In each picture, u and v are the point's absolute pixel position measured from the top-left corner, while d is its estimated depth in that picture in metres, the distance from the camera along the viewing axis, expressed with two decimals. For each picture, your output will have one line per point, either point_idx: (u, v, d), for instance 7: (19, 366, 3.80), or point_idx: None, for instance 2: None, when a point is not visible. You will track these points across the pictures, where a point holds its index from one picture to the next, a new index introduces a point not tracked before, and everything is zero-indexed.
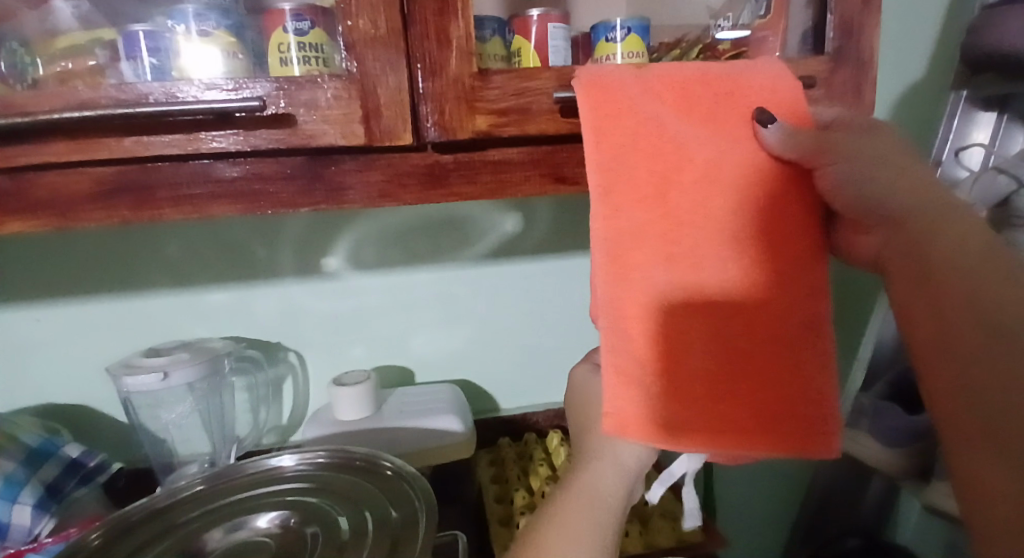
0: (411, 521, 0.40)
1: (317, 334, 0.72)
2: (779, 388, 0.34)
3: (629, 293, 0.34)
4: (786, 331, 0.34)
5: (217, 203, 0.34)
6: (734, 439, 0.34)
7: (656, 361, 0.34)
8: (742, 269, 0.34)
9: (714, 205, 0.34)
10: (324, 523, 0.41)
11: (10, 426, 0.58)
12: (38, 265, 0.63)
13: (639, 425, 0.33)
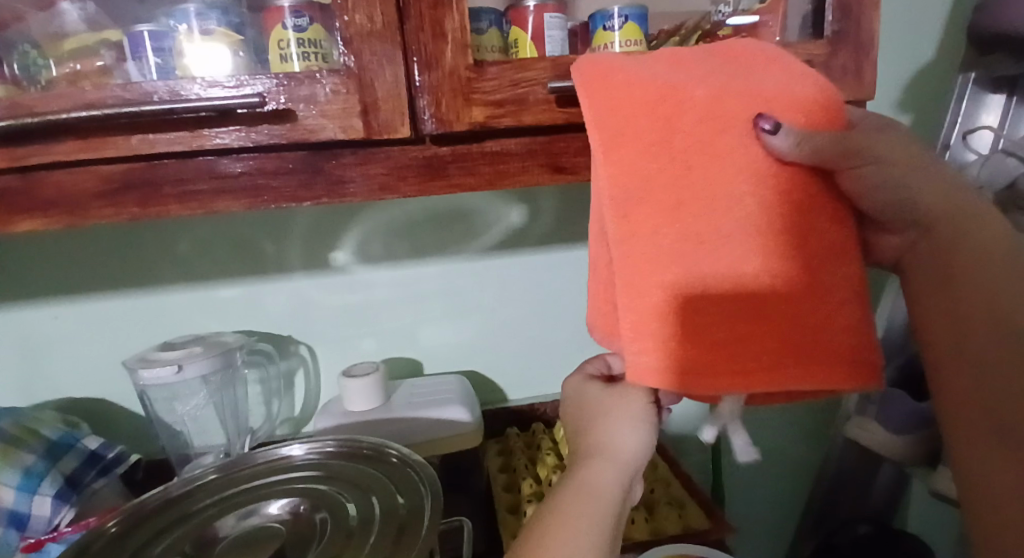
0: (417, 507, 0.40)
1: (326, 327, 0.73)
2: (806, 321, 0.32)
3: (642, 246, 0.32)
4: (811, 264, 0.33)
5: (222, 198, 0.35)
6: (760, 377, 0.32)
7: (674, 310, 0.32)
8: (762, 202, 0.32)
9: (722, 142, 0.32)
10: (334, 508, 0.42)
11: (31, 419, 0.59)
12: (56, 262, 0.65)
13: (658, 373, 0.32)
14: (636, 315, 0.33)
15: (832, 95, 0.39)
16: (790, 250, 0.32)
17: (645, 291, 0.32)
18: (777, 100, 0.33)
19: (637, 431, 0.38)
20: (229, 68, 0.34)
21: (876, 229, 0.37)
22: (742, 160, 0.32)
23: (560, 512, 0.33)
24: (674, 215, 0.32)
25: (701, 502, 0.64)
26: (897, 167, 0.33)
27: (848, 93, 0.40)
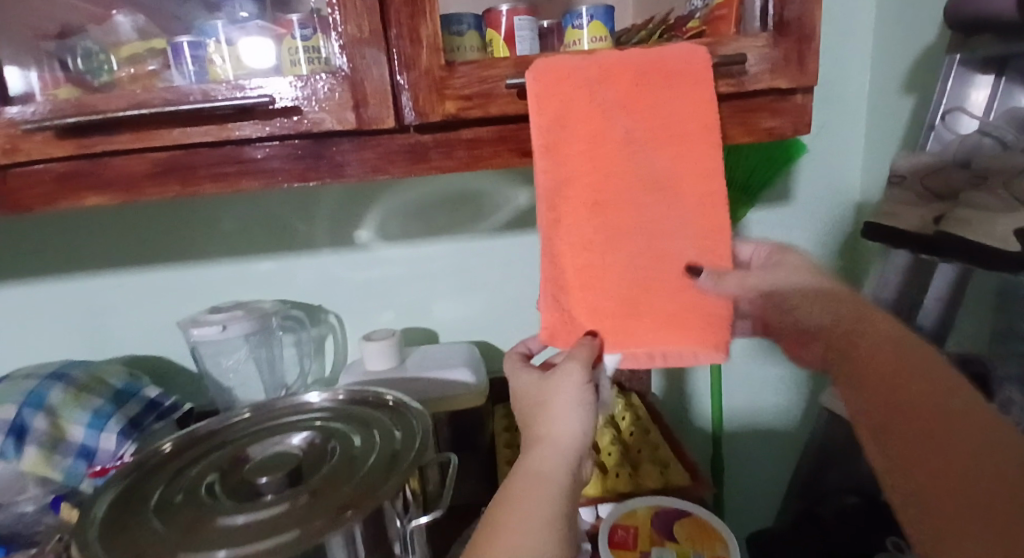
0: (410, 441, 0.48)
1: (351, 298, 0.82)
2: (676, 302, 0.42)
3: (563, 238, 0.42)
4: (682, 261, 0.42)
5: (246, 178, 0.42)
6: (637, 341, 0.42)
7: (578, 285, 0.42)
8: (663, 217, 0.42)
9: (636, 164, 0.41)
10: (342, 440, 0.50)
11: (99, 369, 0.70)
12: (122, 237, 0.76)
13: (565, 329, 0.43)
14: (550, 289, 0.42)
15: (774, 84, 0.43)
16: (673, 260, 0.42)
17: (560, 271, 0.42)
18: (696, 135, 0.41)
19: (577, 414, 0.41)
20: (273, 56, 0.43)
21: (798, 342, 0.48)
22: (649, 182, 0.41)
23: (512, 502, 0.38)
24: (590, 219, 0.42)
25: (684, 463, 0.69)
26: (793, 291, 0.46)
27: (790, 82, 0.44)
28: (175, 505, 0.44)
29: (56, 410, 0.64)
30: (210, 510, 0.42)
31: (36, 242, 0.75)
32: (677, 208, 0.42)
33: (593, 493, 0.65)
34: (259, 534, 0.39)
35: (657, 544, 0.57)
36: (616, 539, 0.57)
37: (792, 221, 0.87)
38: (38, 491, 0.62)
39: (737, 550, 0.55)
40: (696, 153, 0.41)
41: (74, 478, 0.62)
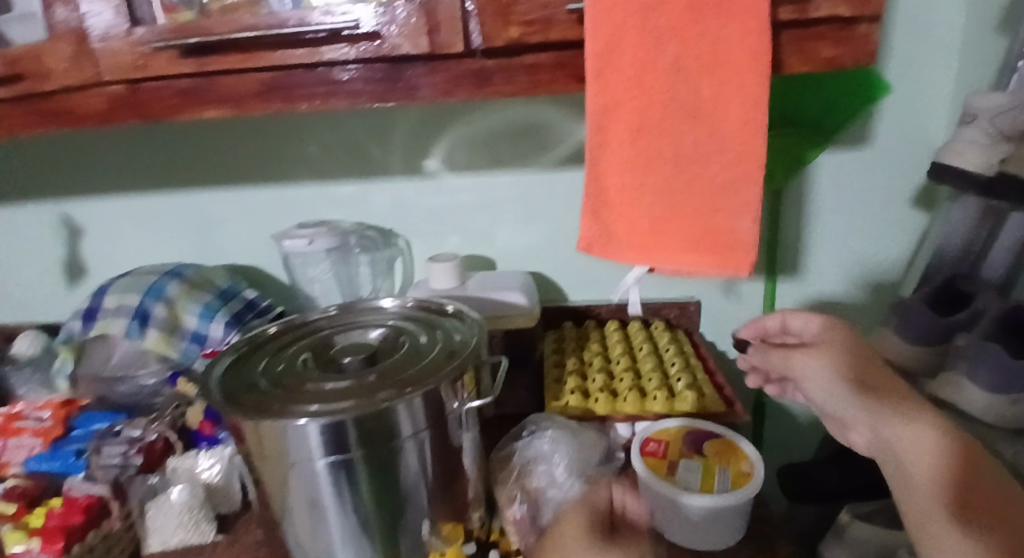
0: (468, 340, 0.55)
1: (419, 224, 0.89)
2: (703, 223, 0.51)
3: (610, 161, 0.51)
4: (714, 187, 0.50)
5: (334, 98, 0.48)
6: (664, 252, 0.53)
7: (616, 202, 0.53)
8: (700, 144, 0.49)
9: (680, 93, 0.47)
10: (410, 334, 0.58)
11: (206, 272, 0.81)
12: (225, 156, 0.87)
13: (601, 240, 0.54)
14: (595, 203, 0.52)
15: (835, 12, 0.44)
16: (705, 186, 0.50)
17: (604, 189, 0.52)
18: (743, 63, 0.45)
19: None
20: None
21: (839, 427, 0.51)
22: (691, 111, 0.48)
23: None
24: (634, 143, 0.50)
25: (721, 393, 0.72)
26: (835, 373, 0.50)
27: (853, 10, 0.44)
28: (272, 370, 0.52)
29: (173, 300, 0.75)
30: (305, 376, 0.51)
31: (165, 158, 0.89)
32: (715, 137, 0.48)
33: (632, 411, 0.69)
34: (342, 395, 0.47)
35: (686, 455, 0.60)
36: (648, 449, 0.62)
37: (869, 166, 0.81)
38: (158, 367, 0.73)
39: (760, 462, 0.58)
40: (740, 82, 0.45)
41: (189, 358, 0.73)
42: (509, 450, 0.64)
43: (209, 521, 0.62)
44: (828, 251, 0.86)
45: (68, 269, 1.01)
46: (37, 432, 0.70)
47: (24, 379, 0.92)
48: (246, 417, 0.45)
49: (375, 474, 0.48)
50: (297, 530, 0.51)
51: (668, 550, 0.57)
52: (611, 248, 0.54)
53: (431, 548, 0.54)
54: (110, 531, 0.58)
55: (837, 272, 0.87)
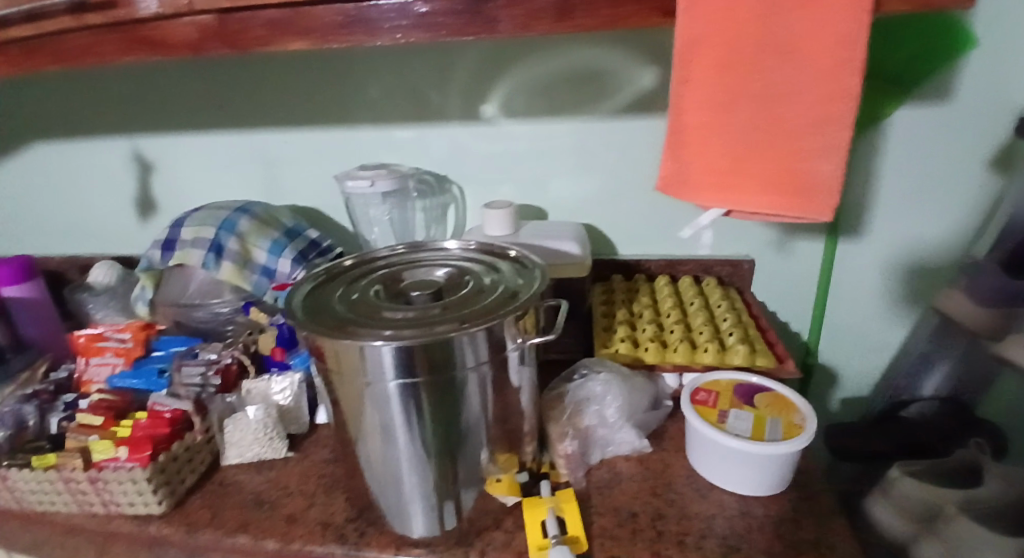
0: (530, 284, 0.55)
1: (475, 172, 0.91)
2: (783, 166, 0.51)
3: (691, 100, 0.52)
4: (799, 127, 0.49)
5: (415, 31, 0.49)
6: (741, 195, 0.53)
7: (697, 142, 0.53)
8: (787, 81, 0.48)
9: (772, 29, 0.47)
10: (473, 274, 0.58)
11: (272, 211, 0.84)
12: (291, 96, 0.91)
13: (680, 178, 0.55)
14: (674, 142, 0.54)
15: None
16: (788, 125, 0.49)
17: (683, 128, 0.53)
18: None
19: None
20: None
21: None
22: (780, 48, 0.47)
23: None
24: (719, 81, 0.50)
25: (774, 351, 0.72)
26: None
27: None
28: (341, 297, 0.55)
29: (244, 235, 0.78)
30: (377, 303, 0.54)
31: (236, 95, 0.93)
32: (803, 75, 0.47)
33: (681, 361, 0.70)
34: (409, 326, 0.49)
35: (736, 405, 0.61)
36: (698, 398, 0.62)
37: (949, 123, 0.77)
38: (232, 298, 0.78)
39: (813, 415, 0.58)
40: (839, 17, 0.44)
41: (259, 290, 0.77)
42: (561, 390, 0.66)
43: (282, 439, 0.67)
44: (895, 214, 0.83)
45: (139, 203, 1.07)
46: (118, 352, 0.76)
47: (100, 304, 0.99)
48: (322, 334, 0.48)
49: (438, 400, 0.51)
50: (367, 448, 0.54)
51: (713, 492, 0.59)
52: (685, 190, 0.55)
53: (487, 475, 0.56)
54: (194, 442, 0.63)
55: (904, 235, 0.84)
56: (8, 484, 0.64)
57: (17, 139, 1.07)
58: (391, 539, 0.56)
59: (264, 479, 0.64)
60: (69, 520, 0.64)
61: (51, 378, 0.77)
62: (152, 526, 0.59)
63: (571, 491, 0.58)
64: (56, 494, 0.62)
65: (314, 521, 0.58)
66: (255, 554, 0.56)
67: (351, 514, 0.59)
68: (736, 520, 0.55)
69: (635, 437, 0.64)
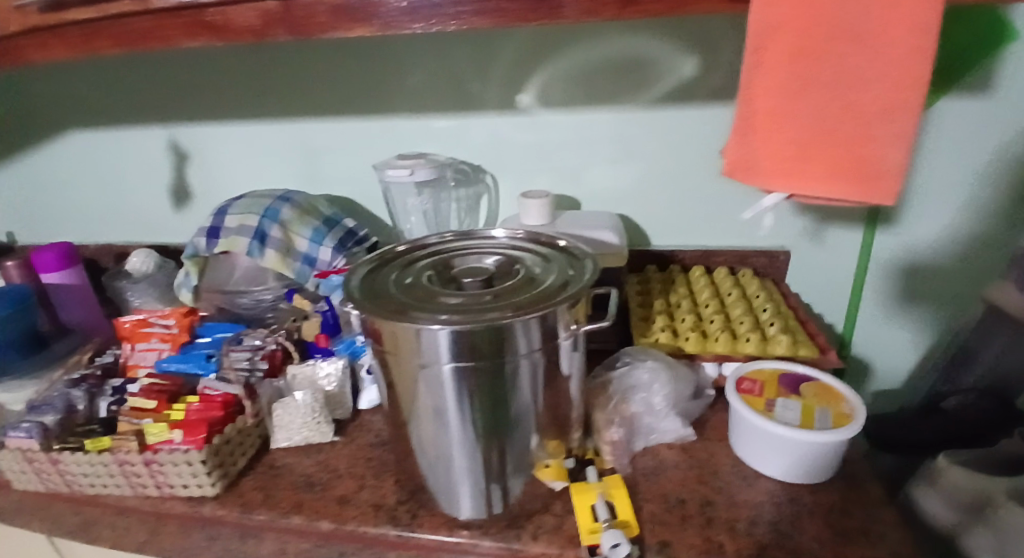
0: (582, 274, 0.54)
1: (510, 161, 0.91)
2: (853, 152, 0.48)
3: (761, 81, 0.49)
4: (871, 112, 0.47)
5: (478, 17, 0.49)
6: (806, 181, 0.50)
7: (765, 126, 0.50)
8: (862, 65, 0.46)
9: (850, 9, 0.45)
10: (524, 264, 0.58)
11: (310, 200, 0.85)
12: (329, 85, 0.92)
13: (743, 165, 0.52)
14: (741, 123, 0.51)
15: None
16: (858, 111, 0.47)
17: (751, 109, 0.50)
18: None
19: None
20: None
21: None
22: (857, 29, 0.45)
23: None
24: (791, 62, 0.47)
25: (815, 341, 0.72)
26: None
27: None
28: (395, 282, 0.55)
29: (287, 223, 0.79)
30: (432, 290, 0.54)
31: (272, 84, 0.94)
32: (880, 58, 0.45)
33: (723, 351, 0.70)
34: (463, 314, 0.50)
35: (783, 394, 0.61)
36: (743, 387, 0.63)
37: (1000, 114, 0.76)
38: (275, 284, 0.80)
39: (861, 405, 0.58)
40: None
41: (303, 277, 0.78)
42: (604, 377, 0.67)
43: (328, 423, 0.68)
44: (939, 206, 0.82)
45: (174, 192, 1.08)
46: (164, 338, 0.77)
47: (139, 291, 0.99)
48: (381, 319, 0.49)
49: (492, 384, 0.51)
50: (419, 431, 0.55)
51: (759, 480, 0.59)
52: (749, 174, 0.52)
53: (536, 461, 0.57)
54: (245, 425, 0.64)
55: (950, 229, 0.83)
56: (62, 467, 0.64)
57: (54, 126, 1.08)
58: (442, 520, 0.57)
59: (313, 462, 0.65)
60: (122, 501, 0.64)
61: (97, 362, 0.78)
62: (207, 507, 0.60)
63: (617, 476, 0.59)
64: (109, 476, 0.62)
65: (366, 502, 0.59)
66: (310, 533, 0.58)
67: (401, 496, 0.60)
68: (784, 507, 0.56)
69: (679, 425, 0.64)
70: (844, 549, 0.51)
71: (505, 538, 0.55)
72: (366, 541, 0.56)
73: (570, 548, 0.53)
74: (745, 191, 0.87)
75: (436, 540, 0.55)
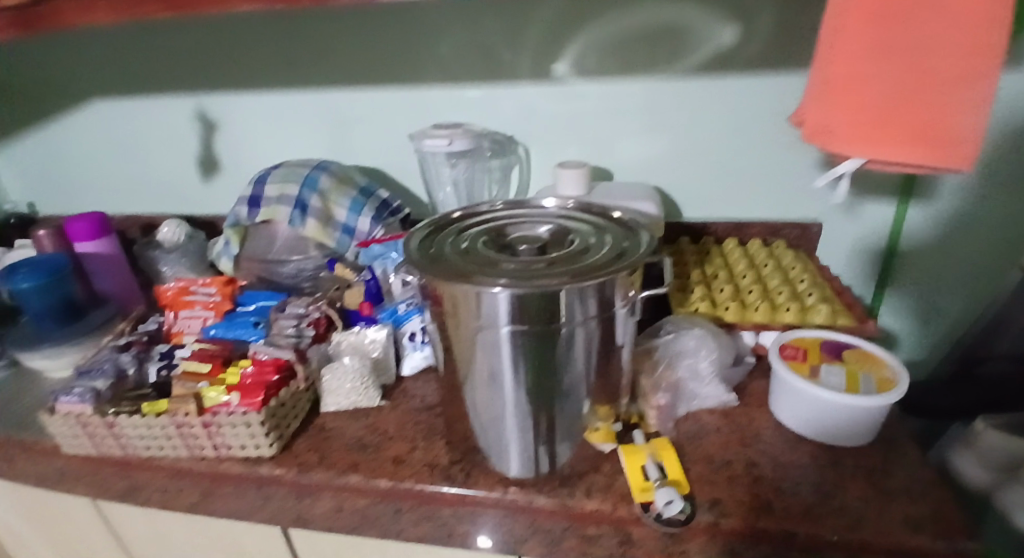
0: (638, 245, 0.54)
1: (543, 132, 0.91)
2: (937, 112, 0.43)
3: (842, 42, 0.45)
4: (957, 67, 0.42)
5: None
6: (887, 148, 0.44)
7: (840, 90, 0.45)
8: (948, 13, 0.41)
9: None
10: (579, 234, 0.58)
11: (346, 170, 0.85)
12: (361, 54, 0.91)
13: (821, 133, 0.47)
14: (821, 91, 0.47)
15: None
16: (950, 72, 0.42)
17: (830, 74, 0.46)
18: None
19: None
20: None
21: None
22: None
23: None
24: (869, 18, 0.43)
25: (853, 312, 0.73)
26: None
27: None
28: (454, 247, 0.56)
29: (325, 193, 0.80)
30: (490, 255, 0.55)
31: (302, 52, 0.93)
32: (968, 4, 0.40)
33: (762, 320, 0.71)
34: (523, 278, 0.50)
35: (826, 361, 0.62)
36: (785, 354, 0.64)
37: None
38: (317, 255, 0.80)
39: (904, 371, 0.60)
40: None
41: (342, 246, 0.80)
42: (650, 343, 0.68)
43: (376, 388, 0.69)
44: (984, 182, 0.80)
45: (202, 163, 1.08)
46: (208, 305, 0.78)
47: (171, 262, 1.00)
48: (442, 278, 0.50)
49: (550, 348, 0.52)
50: (475, 394, 0.57)
51: (801, 444, 0.61)
52: (827, 143, 0.47)
53: (587, 424, 0.59)
54: (297, 390, 0.66)
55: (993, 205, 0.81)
56: (117, 430, 0.64)
57: (79, 95, 1.07)
58: (496, 479, 0.59)
59: (362, 425, 0.67)
60: (177, 463, 0.65)
61: (141, 329, 0.78)
62: (264, 468, 0.62)
63: (664, 440, 0.61)
64: (166, 439, 0.63)
65: (420, 462, 0.61)
66: (369, 491, 0.60)
67: (454, 456, 0.62)
68: (828, 470, 0.57)
69: (722, 391, 0.66)
70: (888, 506, 0.53)
71: (559, 496, 0.57)
72: (422, 498, 0.60)
73: (622, 505, 0.55)
74: (779, 162, 0.87)
75: (492, 498, 0.58)
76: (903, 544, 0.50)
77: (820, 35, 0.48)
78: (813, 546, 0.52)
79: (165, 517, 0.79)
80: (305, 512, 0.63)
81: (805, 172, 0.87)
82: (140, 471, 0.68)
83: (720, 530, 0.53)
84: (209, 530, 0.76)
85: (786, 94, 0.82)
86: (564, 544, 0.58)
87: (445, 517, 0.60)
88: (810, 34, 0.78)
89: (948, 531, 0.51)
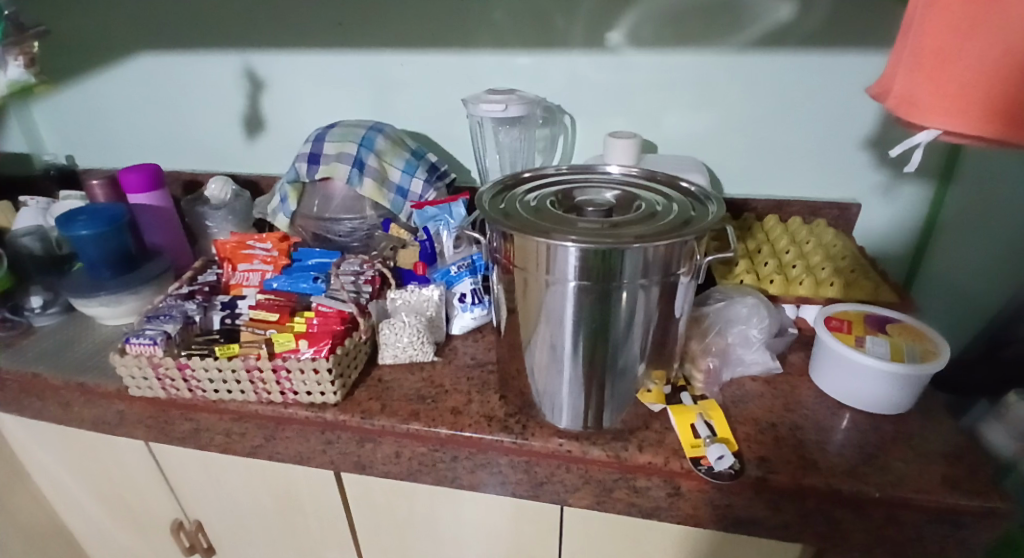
0: (707, 214, 0.56)
1: (591, 103, 0.92)
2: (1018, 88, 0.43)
3: (934, 16, 0.45)
4: None
5: None
6: (965, 122, 0.45)
7: (928, 63, 0.46)
8: None
9: None
10: (646, 201, 0.59)
11: (400, 133, 0.86)
12: (415, 17, 0.92)
13: (905, 104, 0.48)
14: (910, 61, 0.48)
15: None
16: None
17: (921, 45, 0.46)
18: None
19: None
20: None
21: None
22: None
23: None
24: None
25: (893, 289, 0.76)
26: None
27: None
28: (524, 207, 0.57)
29: (382, 154, 0.82)
30: (560, 214, 0.56)
31: (355, 13, 0.93)
32: None
33: (805, 293, 0.74)
34: (595, 235, 0.52)
35: (871, 333, 0.65)
36: (831, 325, 0.66)
37: None
38: (372, 214, 0.84)
39: (946, 344, 0.62)
40: None
41: (397, 207, 0.82)
42: (700, 311, 0.70)
43: (431, 343, 0.72)
44: None
45: (246, 121, 1.09)
46: (266, 260, 0.81)
47: (218, 219, 1.03)
48: (516, 230, 0.52)
49: (612, 310, 0.54)
50: (535, 351, 0.60)
51: (842, 410, 0.64)
52: (910, 114, 0.48)
53: (641, 385, 0.61)
54: (359, 341, 0.69)
55: None
56: (188, 373, 0.67)
57: (125, 47, 1.08)
58: (551, 431, 0.62)
59: (418, 378, 0.70)
60: (243, 406, 0.68)
61: (200, 280, 0.81)
62: (329, 413, 0.65)
63: (712, 400, 0.64)
64: (235, 382, 0.66)
65: (478, 413, 0.65)
66: (429, 438, 0.64)
67: (509, 410, 0.65)
68: (868, 434, 0.61)
69: (766, 358, 0.68)
70: (927, 468, 0.57)
71: (612, 449, 0.60)
72: (480, 447, 0.63)
73: (674, 459, 0.58)
74: (823, 142, 0.88)
75: (548, 448, 0.61)
76: (941, 502, 0.54)
77: (918, 4, 0.47)
78: (856, 502, 0.55)
79: (217, 464, 0.81)
80: (364, 458, 0.68)
81: (849, 153, 0.89)
82: (203, 414, 0.71)
83: (768, 485, 0.56)
84: (259, 476, 0.79)
85: (838, 73, 0.83)
86: (614, 494, 0.62)
87: (500, 465, 0.63)
88: (867, 13, 0.79)
89: (984, 492, 0.54)
